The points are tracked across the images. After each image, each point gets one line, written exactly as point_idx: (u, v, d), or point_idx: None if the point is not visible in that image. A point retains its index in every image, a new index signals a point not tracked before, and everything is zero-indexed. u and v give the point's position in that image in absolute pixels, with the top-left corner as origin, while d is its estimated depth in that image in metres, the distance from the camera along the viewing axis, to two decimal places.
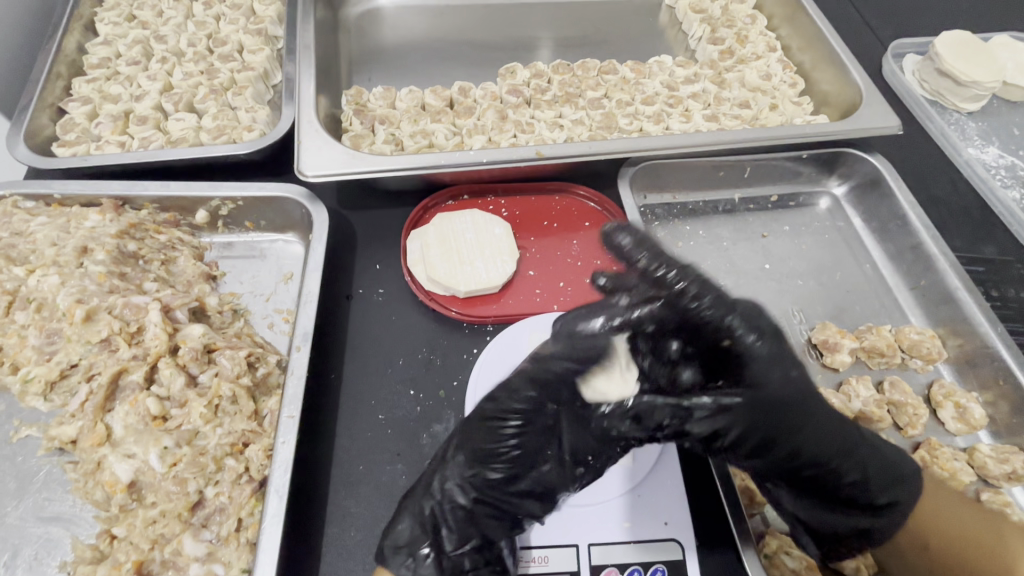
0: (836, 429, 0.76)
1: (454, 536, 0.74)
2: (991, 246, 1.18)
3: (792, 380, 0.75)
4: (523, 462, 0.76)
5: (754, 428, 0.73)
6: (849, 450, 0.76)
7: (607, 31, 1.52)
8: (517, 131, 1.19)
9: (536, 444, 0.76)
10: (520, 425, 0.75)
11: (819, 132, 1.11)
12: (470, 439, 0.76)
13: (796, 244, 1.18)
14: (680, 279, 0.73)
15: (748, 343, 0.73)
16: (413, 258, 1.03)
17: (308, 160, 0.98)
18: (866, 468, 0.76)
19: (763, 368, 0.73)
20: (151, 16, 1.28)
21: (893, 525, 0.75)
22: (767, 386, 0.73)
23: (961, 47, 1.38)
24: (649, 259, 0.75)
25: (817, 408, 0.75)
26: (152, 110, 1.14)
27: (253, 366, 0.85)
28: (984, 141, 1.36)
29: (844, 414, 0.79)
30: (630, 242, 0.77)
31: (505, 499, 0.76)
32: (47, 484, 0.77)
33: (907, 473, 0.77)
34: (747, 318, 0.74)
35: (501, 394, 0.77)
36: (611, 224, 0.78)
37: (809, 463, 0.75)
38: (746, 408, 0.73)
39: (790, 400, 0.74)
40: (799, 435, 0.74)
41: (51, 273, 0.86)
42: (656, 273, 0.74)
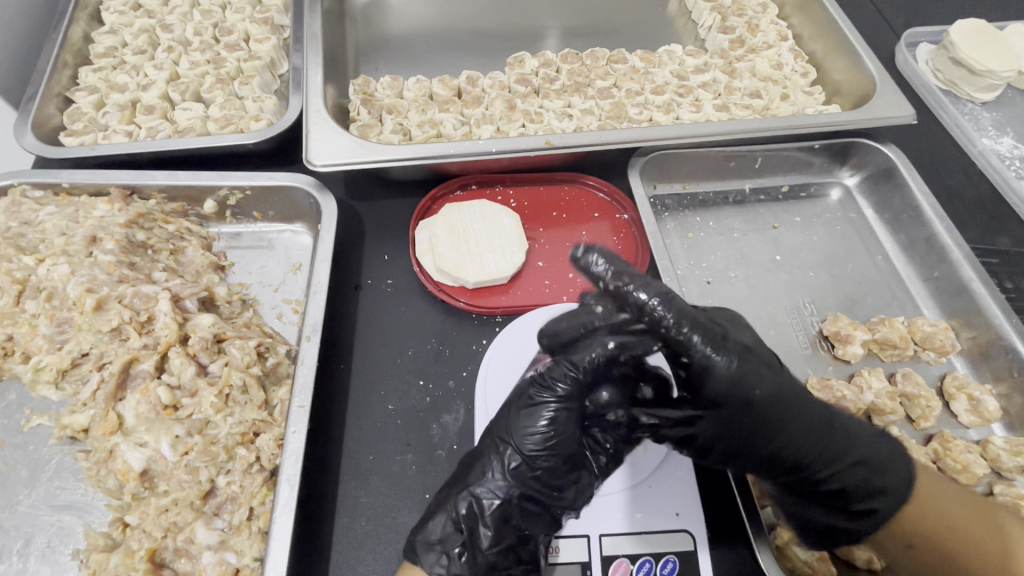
0: (820, 438, 0.73)
1: (491, 534, 0.72)
2: (1005, 237, 1.16)
3: (775, 388, 0.71)
4: (558, 454, 0.74)
5: (725, 436, 0.72)
6: (830, 457, 0.73)
7: (616, 20, 1.50)
8: (526, 121, 1.18)
9: (571, 431, 0.74)
10: (552, 417, 0.74)
11: (832, 121, 1.09)
12: (510, 430, 0.75)
13: (807, 235, 1.17)
14: (648, 297, 0.67)
15: (710, 358, 0.68)
16: (422, 248, 1.02)
17: (316, 149, 0.97)
18: (849, 473, 0.73)
19: (733, 387, 0.69)
20: (157, 5, 1.27)
21: (871, 526, 0.73)
22: (738, 399, 0.69)
23: (976, 35, 1.36)
24: (614, 278, 0.68)
25: (791, 412, 0.72)
26: (159, 100, 1.14)
27: (262, 356, 0.85)
28: (998, 131, 1.35)
29: (831, 414, 0.75)
30: (601, 260, 0.68)
31: (545, 491, 0.74)
32: (59, 472, 0.77)
33: (890, 480, 0.72)
34: (714, 333, 0.69)
35: (539, 380, 0.75)
36: (579, 247, 0.69)
37: (784, 468, 0.74)
38: (715, 418, 0.71)
39: (771, 408, 0.71)
40: (772, 444, 0.72)
41: (61, 262, 0.86)
42: (629, 294, 0.67)
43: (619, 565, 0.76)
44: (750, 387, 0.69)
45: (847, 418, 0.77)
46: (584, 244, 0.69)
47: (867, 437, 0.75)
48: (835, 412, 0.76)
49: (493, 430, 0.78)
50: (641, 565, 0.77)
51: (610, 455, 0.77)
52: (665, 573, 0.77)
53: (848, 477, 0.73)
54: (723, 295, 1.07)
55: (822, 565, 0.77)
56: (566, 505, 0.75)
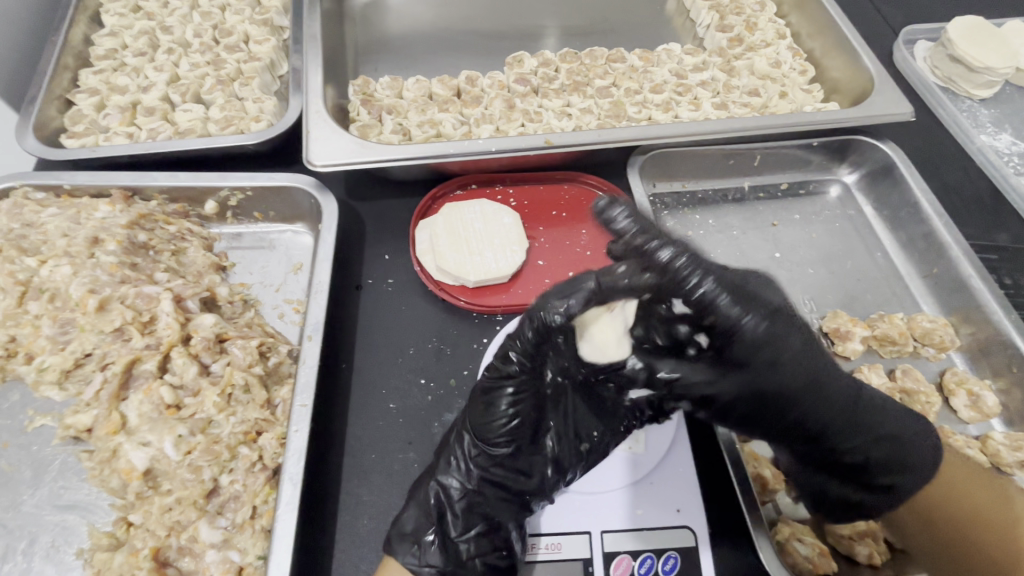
0: (846, 409, 0.75)
1: (459, 522, 0.75)
2: (1003, 233, 1.17)
3: (799, 358, 0.73)
4: (520, 439, 0.77)
5: (745, 396, 0.75)
6: (857, 427, 0.76)
7: (614, 19, 1.50)
8: (525, 120, 1.19)
9: (530, 418, 0.77)
10: (512, 404, 0.75)
11: (830, 119, 1.09)
12: (469, 422, 0.78)
13: (806, 233, 1.18)
14: (672, 257, 0.68)
15: (737, 323, 0.69)
16: (422, 248, 1.03)
17: (316, 149, 0.98)
18: (872, 448, 0.76)
19: (759, 351, 0.71)
20: (157, 7, 1.28)
21: (890, 502, 0.76)
22: (761, 362, 0.72)
23: (974, 32, 1.36)
24: (639, 233, 0.70)
25: (819, 381, 0.74)
26: (159, 101, 1.14)
27: (264, 356, 0.85)
28: (996, 128, 1.35)
29: (860, 389, 0.77)
30: (625, 220, 0.71)
31: (510, 476, 0.77)
32: (62, 472, 0.78)
33: (916, 458, 0.75)
34: (743, 295, 0.70)
35: (492, 369, 0.77)
36: (602, 199, 0.73)
37: (806, 436, 0.77)
38: (736, 383, 0.74)
39: (794, 378, 0.73)
40: (793, 413, 0.75)
41: (63, 263, 0.86)
42: (653, 253, 0.69)
43: (621, 561, 0.77)
44: (768, 355, 0.71)
45: (874, 393, 0.79)
46: (608, 196, 0.73)
47: (896, 412, 0.78)
48: (864, 387, 0.78)
49: (457, 422, 0.80)
50: (642, 561, 0.77)
51: (592, 442, 0.82)
52: (667, 569, 0.77)
53: (869, 448, 0.76)
54: None
55: (823, 560, 0.76)
56: (536, 493, 0.78)
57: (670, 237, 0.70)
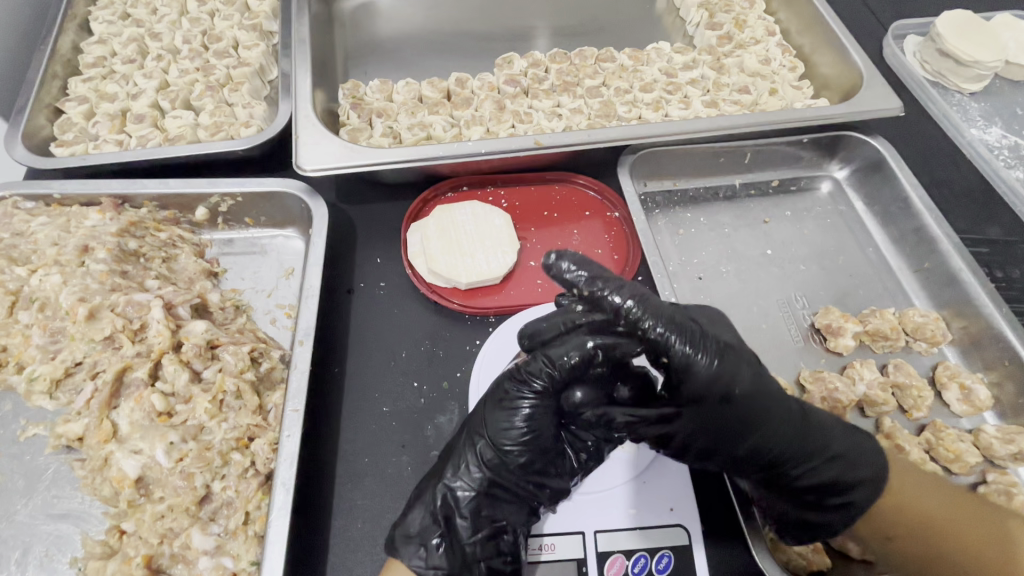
0: (795, 436, 0.71)
1: (469, 524, 0.74)
2: (994, 226, 1.17)
3: (753, 390, 0.68)
4: (534, 448, 0.75)
5: (702, 432, 0.70)
6: (808, 453, 0.72)
7: (604, 18, 1.51)
8: (515, 121, 1.19)
9: (548, 426, 0.75)
10: (529, 413, 0.74)
11: (819, 115, 1.10)
12: (487, 426, 0.76)
13: (798, 229, 1.18)
14: (623, 300, 0.68)
15: (688, 357, 0.66)
16: (414, 251, 1.03)
17: (305, 154, 0.98)
18: (824, 470, 0.72)
19: (712, 386, 0.66)
20: (145, 14, 1.27)
21: (845, 518, 0.73)
22: (715, 398, 0.67)
23: (963, 26, 1.36)
24: (589, 282, 0.70)
25: (775, 413, 0.70)
26: (149, 108, 1.14)
27: (256, 361, 0.85)
28: (986, 121, 1.35)
29: (805, 410, 0.73)
30: (574, 267, 0.71)
31: (520, 483, 0.76)
32: (55, 481, 0.78)
33: (864, 466, 0.73)
34: (692, 333, 0.67)
35: (517, 375, 0.74)
36: (551, 254, 0.72)
37: (762, 463, 0.72)
38: (691, 418, 0.69)
39: (746, 410, 0.68)
40: (747, 443, 0.70)
41: (52, 272, 0.86)
42: (602, 297, 0.69)
43: (615, 561, 0.77)
44: (718, 391, 0.67)
45: (819, 411, 0.75)
46: (557, 250, 0.72)
47: (842, 432, 0.74)
48: (810, 409, 0.74)
49: (469, 424, 0.79)
50: (636, 560, 0.77)
51: (590, 451, 0.80)
52: (661, 568, 0.77)
53: (823, 471, 0.72)
54: (714, 290, 1.08)
55: (817, 555, 0.78)
56: (543, 498, 0.78)
57: (618, 278, 0.71)
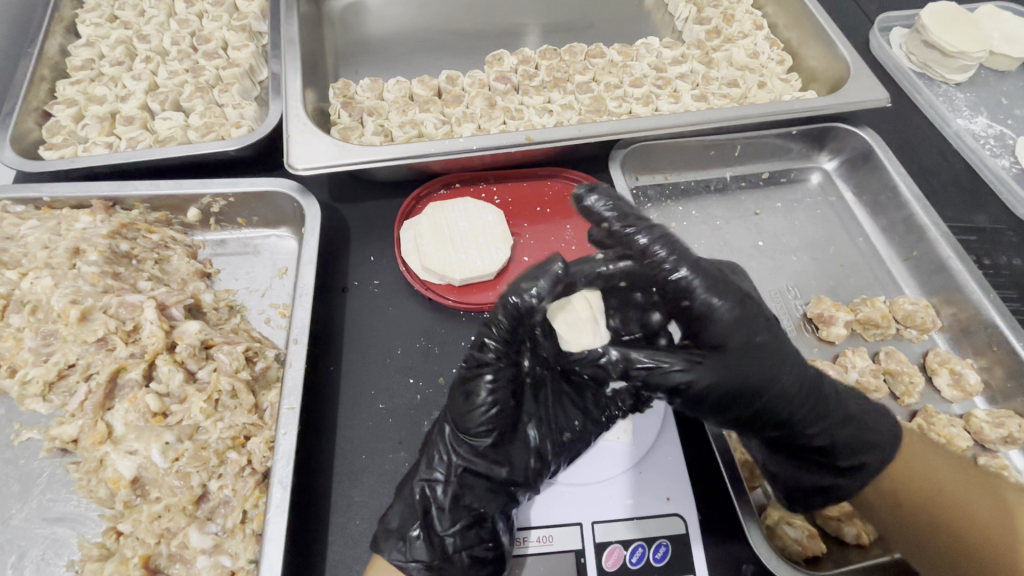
0: (810, 396, 0.73)
1: (446, 514, 0.75)
2: (982, 214, 1.19)
3: (768, 350, 0.72)
4: (498, 427, 0.76)
5: (718, 384, 0.71)
6: (821, 413, 0.74)
7: (593, 15, 1.51)
8: (506, 118, 1.19)
9: (509, 404, 0.77)
10: (493, 390, 0.74)
11: (808, 107, 1.11)
12: (452, 411, 0.77)
13: (788, 220, 1.19)
14: (649, 242, 0.74)
15: (710, 304, 0.72)
16: (408, 248, 1.03)
17: (297, 153, 0.98)
18: (838, 431, 0.74)
19: (733, 330, 0.71)
20: (133, 16, 1.27)
21: (861, 482, 0.74)
22: (736, 343, 0.71)
23: (947, 18, 1.38)
24: (617, 219, 0.77)
25: (784, 363, 0.73)
26: (138, 110, 1.13)
27: (251, 361, 0.85)
28: (972, 111, 1.37)
29: (822, 376, 0.76)
30: (606, 206, 0.78)
31: (492, 467, 0.77)
32: (51, 485, 0.77)
33: (880, 434, 0.74)
34: (715, 280, 0.73)
35: (473, 357, 0.75)
36: (583, 189, 0.80)
37: (778, 421, 0.74)
38: (710, 370, 0.71)
39: (761, 364, 0.71)
40: (768, 394, 0.72)
41: (44, 275, 0.86)
42: (631, 236, 0.75)
43: (612, 551, 0.77)
44: (738, 337, 0.71)
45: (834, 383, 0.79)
46: (589, 185, 0.81)
47: (858, 399, 0.77)
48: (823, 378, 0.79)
49: (441, 417, 0.81)
50: (634, 550, 0.78)
51: (574, 433, 0.84)
52: (659, 557, 0.77)
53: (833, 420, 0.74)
54: None
55: (812, 541, 0.78)
56: (520, 482, 0.79)
57: (652, 224, 0.77)
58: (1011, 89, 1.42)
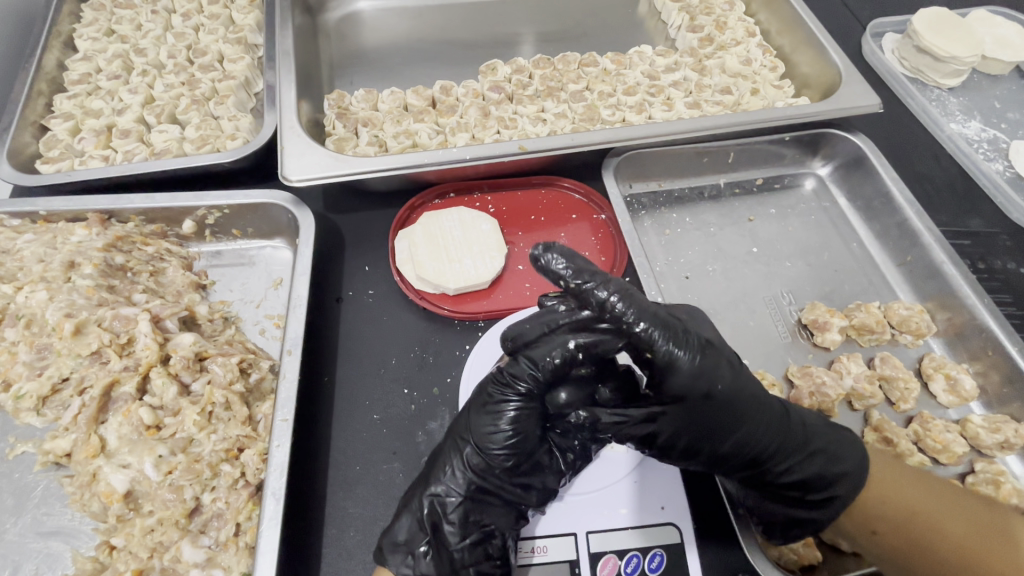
0: (777, 431, 0.73)
1: (456, 530, 0.75)
2: (975, 218, 1.19)
3: (741, 392, 0.71)
4: (521, 451, 0.77)
5: (685, 430, 0.71)
6: (790, 448, 0.73)
7: (587, 24, 1.53)
8: (500, 127, 1.20)
9: (531, 428, 0.77)
10: (514, 415, 0.76)
11: (799, 114, 1.11)
12: (470, 429, 0.78)
13: (782, 226, 1.19)
14: (609, 295, 0.68)
15: (673, 356, 0.67)
16: (402, 258, 1.03)
17: (291, 165, 0.98)
18: (806, 465, 0.74)
19: (693, 383, 0.68)
20: (129, 29, 1.28)
21: (829, 514, 0.73)
22: (697, 395, 0.68)
23: (938, 23, 1.39)
24: (574, 275, 0.69)
25: (755, 402, 0.72)
26: (134, 123, 1.14)
27: (245, 372, 0.85)
28: (965, 116, 1.37)
29: (787, 409, 0.76)
30: (561, 261, 0.69)
31: (507, 486, 0.77)
32: (44, 499, 0.77)
33: (846, 464, 0.74)
34: (674, 328, 0.68)
35: (500, 378, 0.77)
36: (537, 245, 0.71)
37: (746, 462, 0.74)
38: (678, 413, 0.70)
39: (733, 407, 0.71)
40: (736, 434, 0.72)
41: (38, 289, 0.86)
42: (588, 293, 0.68)
43: (607, 561, 0.77)
44: (698, 389, 0.68)
45: (801, 412, 0.78)
46: (543, 241, 0.71)
47: (825, 427, 0.76)
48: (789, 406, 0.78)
49: (454, 429, 0.80)
50: (629, 560, 0.77)
51: (577, 452, 0.82)
52: (654, 567, 0.77)
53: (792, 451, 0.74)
54: (702, 290, 1.08)
55: (807, 550, 0.78)
56: (530, 501, 0.79)
57: (606, 274, 0.70)
58: (1004, 93, 1.43)
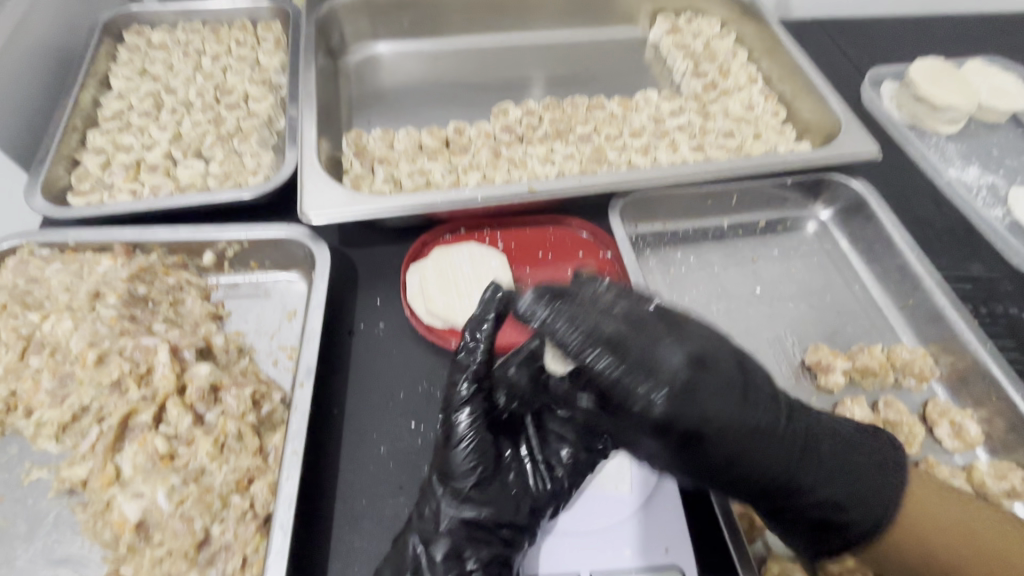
0: (791, 464, 0.71)
1: (441, 565, 0.76)
2: (976, 263, 1.21)
3: (736, 425, 0.68)
4: (484, 473, 0.82)
5: (689, 467, 0.71)
6: (807, 478, 0.72)
7: (595, 69, 1.60)
8: (510, 168, 1.25)
9: (489, 453, 0.83)
10: (469, 442, 0.82)
11: (800, 160, 1.15)
12: (438, 465, 0.83)
13: (785, 268, 1.22)
14: (579, 339, 0.69)
15: (642, 397, 0.65)
16: (413, 292, 1.06)
17: (310, 202, 1.02)
18: (828, 494, 0.73)
19: (676, 422, 0.66)
20: (162, 70, 1.36)
21: (861, 539, 0.73)
22: (688, 437, 0.67)
23: (934, 73, 1.45)
24: (544, 319, 0.71)
25: (761, 441, 0.69)
26: (162, 158, 1.19)
27: (258, 404, 0.87)
28: (964, 162, 1.41)
29: (805, 438, 0.73)
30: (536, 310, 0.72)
31: (487, 514, 0.80)
32: (56, 526, 0.79)
33: (872, 487, 0.73)
34: (645, 365, 0.66)
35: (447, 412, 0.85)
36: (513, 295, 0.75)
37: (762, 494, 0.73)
38: (669, 454, 0.70)
39: (734, 442, 0.68)
40: (741, 474, 0.71)
41: (64, 318, 0.89)
42: (560, 334, 0.70)
43: None
44: (685, 425, 0.66)
45: (821, 431, 0.76)
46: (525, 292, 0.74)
47: (843, 449, 0.76)
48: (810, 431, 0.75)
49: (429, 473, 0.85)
50: None
51: (562, 467, 0.86)
52: None
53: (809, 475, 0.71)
54: None
55: None
56: (515, 526, 0.81)
57: (579, 310, 0.71)
58: (1002, 140, 1.47)
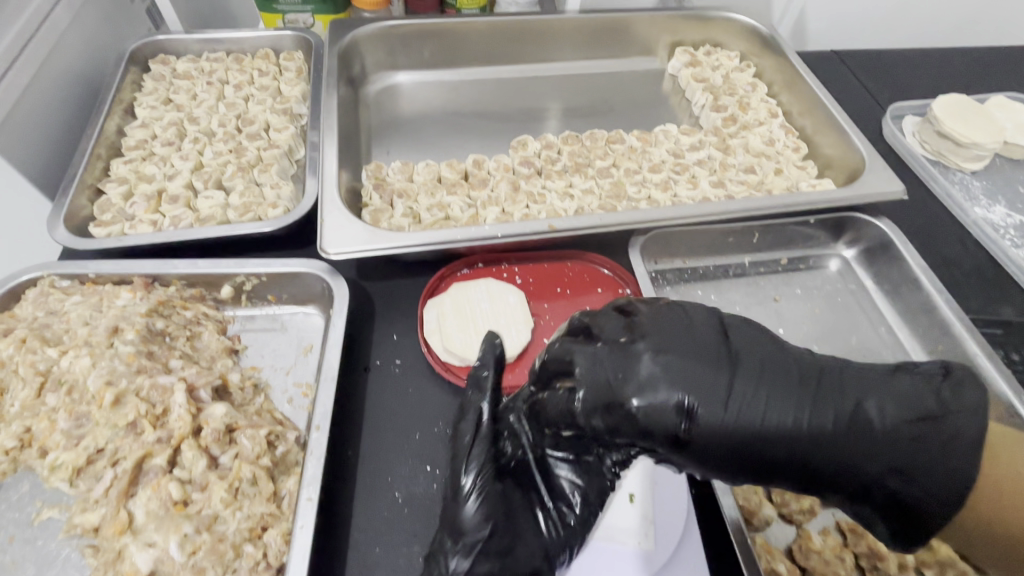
0: (833, 429, 0.68)
1: None
2: (1007, 306, 1.18)
3: (749, 389, 0.70)
4: (498, 528, 0.77)
5: (722, 453, 0.71)
6: (859, 444, 0.68)
7: (613, 100, 1.60)
8: (529, 202, 1.24)
9: (501, 505, 0.79)
10: (477, 495, 0.78)
11: (824, 200, 1.13)
12: (446, 522, 0.78)
13: (808, 308, 1.19)
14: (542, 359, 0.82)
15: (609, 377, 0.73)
16: (430, 328, 1.05)
17: (330, 237, 1.02)
18: (892, 457, 0.67)
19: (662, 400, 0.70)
20: (185, 99, 1.38)
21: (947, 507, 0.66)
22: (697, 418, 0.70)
23: (958, 110, 1.43)
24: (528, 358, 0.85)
25: (781, 409, 0.69)
26: (183, 189, 1.20)
27: (272, 445, 0.86)
28: (990, 200, 1.38)
29: (838, 404, 0.70)
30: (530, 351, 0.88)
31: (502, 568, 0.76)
32: (65, 571, 0.77)
33: (955, 430, 0.66)
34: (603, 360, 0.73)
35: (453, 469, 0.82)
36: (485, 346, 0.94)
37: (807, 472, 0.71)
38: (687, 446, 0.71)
39: (751, 420, 0.69)
40: (780, 450, 0.70)
41: (82, 355, 0.88)
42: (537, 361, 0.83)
43: None
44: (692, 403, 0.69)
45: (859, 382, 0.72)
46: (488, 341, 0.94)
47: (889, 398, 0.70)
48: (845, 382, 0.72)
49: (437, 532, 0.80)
50: None
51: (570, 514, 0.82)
52: None
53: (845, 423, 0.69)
54: None
55: None
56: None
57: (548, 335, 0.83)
58: None
